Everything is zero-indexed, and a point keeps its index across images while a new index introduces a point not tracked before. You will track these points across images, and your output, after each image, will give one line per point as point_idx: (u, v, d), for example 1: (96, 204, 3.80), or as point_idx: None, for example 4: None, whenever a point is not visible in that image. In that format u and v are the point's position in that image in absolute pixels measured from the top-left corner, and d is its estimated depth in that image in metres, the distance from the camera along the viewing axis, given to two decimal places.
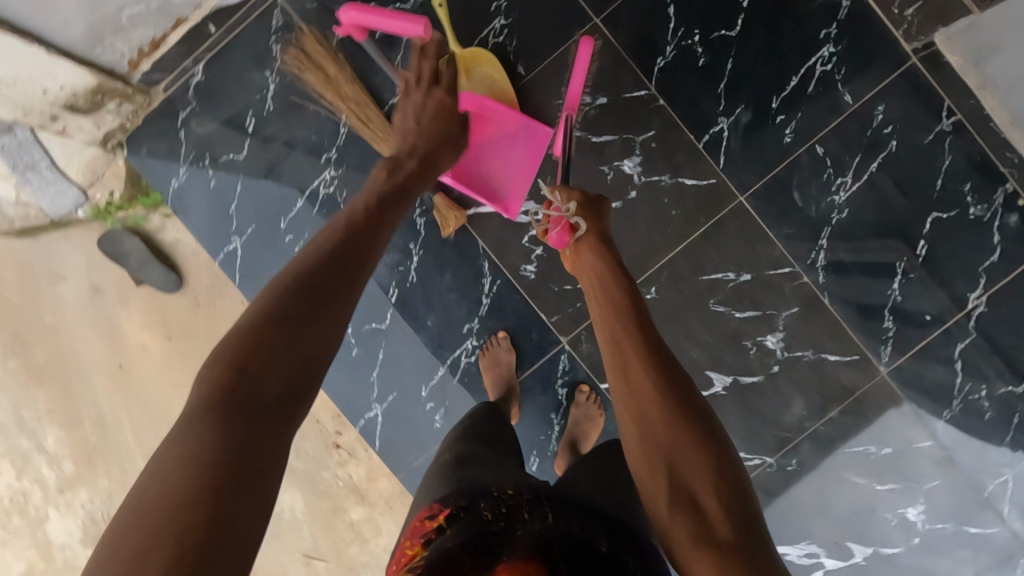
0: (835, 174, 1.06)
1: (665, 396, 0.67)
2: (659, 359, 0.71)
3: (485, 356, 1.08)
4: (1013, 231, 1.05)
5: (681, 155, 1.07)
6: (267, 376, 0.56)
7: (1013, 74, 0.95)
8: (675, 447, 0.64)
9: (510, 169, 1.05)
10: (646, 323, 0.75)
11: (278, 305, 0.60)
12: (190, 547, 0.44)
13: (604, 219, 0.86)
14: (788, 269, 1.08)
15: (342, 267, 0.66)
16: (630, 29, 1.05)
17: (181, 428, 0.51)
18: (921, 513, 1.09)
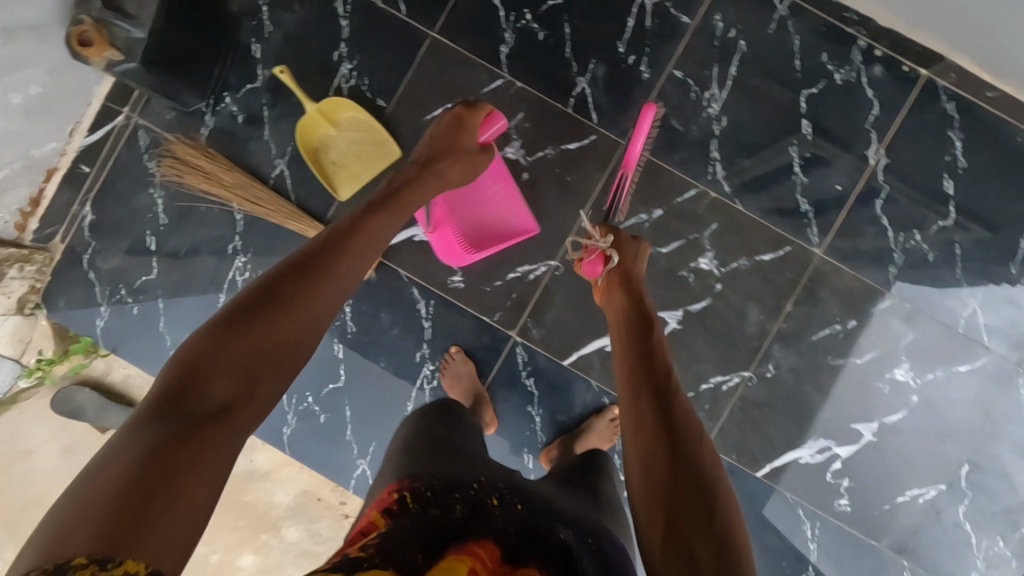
0: (702, 90, 1.09)
1: (678, 438, 0.74)
2: (676, 406, 0.77)
3: (445, 371, 1.09)
4: (882, 81, 1.08)
5: (556, 126, 1.10)
6: (221, 376, 0.63)
7: None
8: (678, 481, 0.70)
9: (498, 203, 1.08)
10: (669, 373, 0.82)
11: (231, 324, 0.66)
12: (128, 516, 0.49)
13: (638, 261, 0.97)
14: (694, 192, 1.10)
15: (309, 278, 0.72)
16: (467, 31, 1.10)
17: (133, 425, 0.56)
18: (909, 371, 1.09)
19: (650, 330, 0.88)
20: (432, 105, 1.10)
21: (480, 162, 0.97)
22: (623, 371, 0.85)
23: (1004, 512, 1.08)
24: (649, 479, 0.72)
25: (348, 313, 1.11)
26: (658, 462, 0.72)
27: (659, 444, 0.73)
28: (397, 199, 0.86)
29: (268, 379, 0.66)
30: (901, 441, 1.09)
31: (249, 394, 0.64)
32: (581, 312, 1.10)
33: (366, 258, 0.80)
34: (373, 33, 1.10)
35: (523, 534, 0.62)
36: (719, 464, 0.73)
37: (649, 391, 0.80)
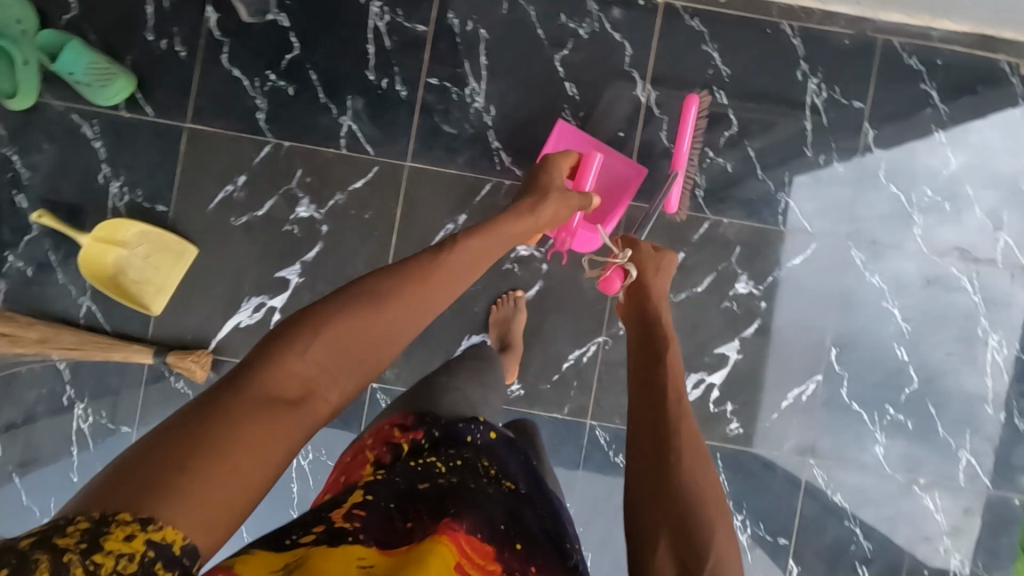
0: (462, 88, 1.10)
1: (689, 482, 0.64)
2: (691, 445, 0.67)
3: (494, 314, 1.10)
4: (624, 21, 1.10)
5: (337, 170, 1.09)
6: (304, 368, 0.61)
7: None
8: (679, 531, 0.60)
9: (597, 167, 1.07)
10: (683, 409, 0.71)
11: (342, 320, 0.64)
12: (178, 487, 0.48)
13: (659, 277, 0.91)
14: (489, 186, 1.10)
15: (420, 281, 0.70)
16: (219, 111, 1.09)
17: (216, 391, 0.57)
18: (750, 281, 1.10)
19: (663, 351, 0.78)
20: (211, 192, 1.09)
21: (574, 202, 0.89)
22: (637, 395, 0.75)
23: (885, 380, 1.10)
24: (652, 526, 0.61)
25: None
26: (665, 508, 0.62)
27: (668, 483, 0.64)
28: (497, 222, 0.81)
29: (353, 378, 0.64)
30: (767, 349, 1.10)
31: (329, 388, 0.62)
32: (424, 337, 1.11)
33: (476, 263, 0.77)
34: (130, 144, 1.09)
35: (507, 513, 0.62)
36: (728, 519, 0.63)
37: (664, 424, 0.69)
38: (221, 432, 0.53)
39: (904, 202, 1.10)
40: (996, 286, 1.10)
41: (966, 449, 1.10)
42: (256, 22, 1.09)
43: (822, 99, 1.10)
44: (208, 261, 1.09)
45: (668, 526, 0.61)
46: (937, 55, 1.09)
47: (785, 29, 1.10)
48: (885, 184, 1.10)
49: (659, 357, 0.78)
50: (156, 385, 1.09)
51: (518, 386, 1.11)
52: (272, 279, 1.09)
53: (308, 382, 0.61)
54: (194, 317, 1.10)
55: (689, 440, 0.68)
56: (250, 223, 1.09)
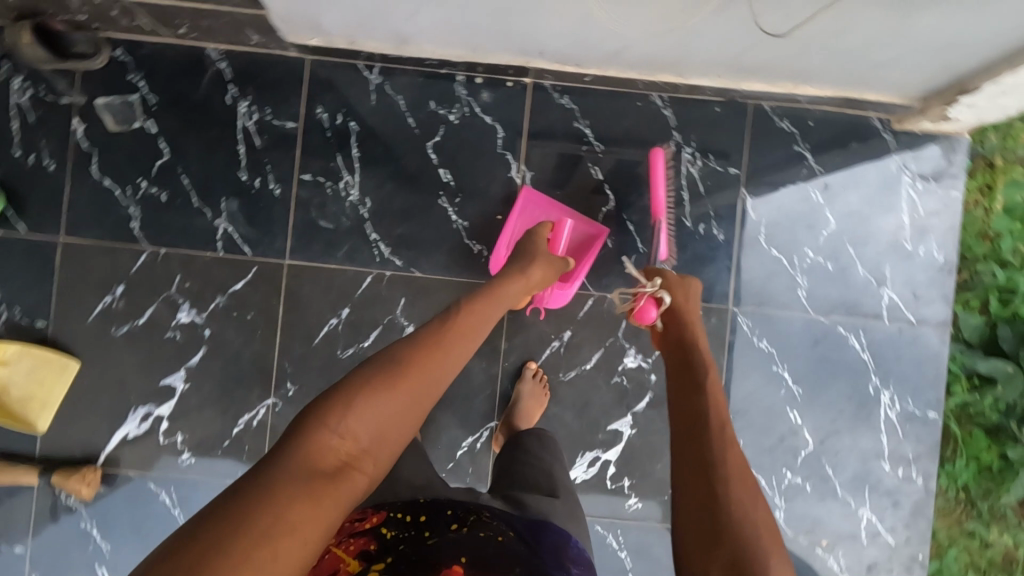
0: (336, 182, 1.09)
1: (743, 521, 0.57)
2: (739, 479, 0.61)
3: None
4: (494, 104, 1.10)
5: (216, 273, 1.08)
6: (343, 434, 0.57)
7: (349, 27, 0.98)
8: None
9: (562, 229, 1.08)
10: (728, 435, 0.65)
11: (378, 387, 0.60)
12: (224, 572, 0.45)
13: (691, 300, 0.89)
14: (370, 278, 1.09)
15: (446, 340, 0.68)
16: (92, 222, 1.08)
17: (257, 472, 0.53)
18: (639, 354, 1.10)
19: (699, 381, 0.72)
20: (89, 304, 1.08)
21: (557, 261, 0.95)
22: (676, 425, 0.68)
23: (780, 443, 1.10)
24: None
25: (98, 534, 1.08)
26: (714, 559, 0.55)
27: (716, 527, 0.57)
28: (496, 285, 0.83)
29: (389, 447, 0.60)
30: (661, 420, 1.09)
31: (368, 458, 0.58)
32: None
33: (485, 320, 0.76)
34: (5, 262, 1.08)
35: (507, 558, 0.65)
36: (788, 560, 0.56)
37: (706, 456, 0.62)
38: (265, 506, 0.50)
39: (787, 264, 1.11)
40: (886, 341, 1.10)
41: (866, 507, 1.10)
42: (123, 131, 1.08)
43: (698, 168, 1.11)
44: (92, 374, 1.08)
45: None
46: (807, 117, 1.10)
47: (655, 100, 1.10)
48: (768, 247, 1.10)
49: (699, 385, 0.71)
50: (47, 503, 1.07)
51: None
52: (157, 387, 1.08)
53: (348, 452, 0.57)
54: (82, 432, 1.08)
55: (736, 469, 0.62)
56: (131, 333, 1.08)
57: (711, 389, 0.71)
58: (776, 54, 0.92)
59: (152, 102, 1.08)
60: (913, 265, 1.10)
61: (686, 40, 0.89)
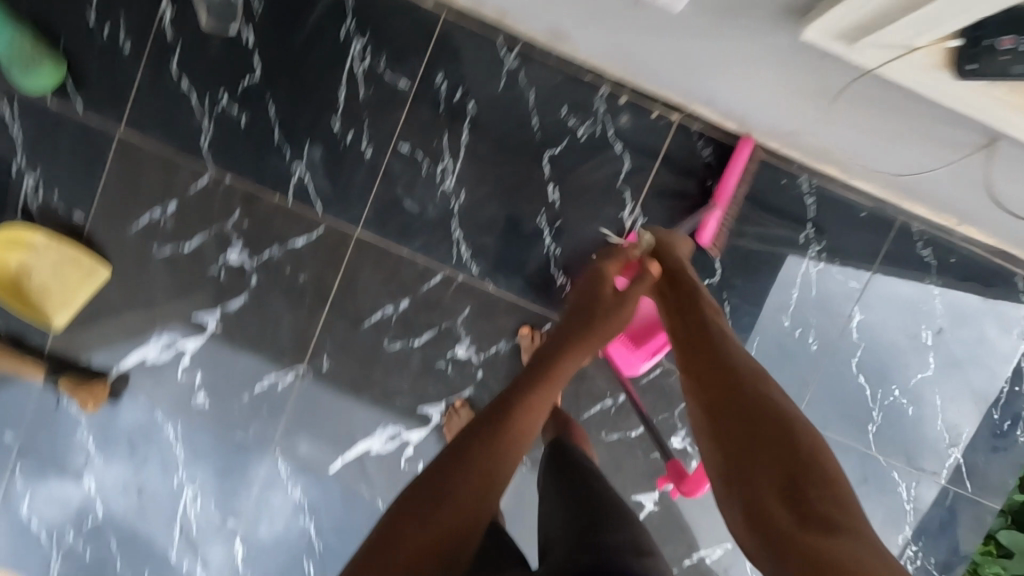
0: (433, 164, 0.97)
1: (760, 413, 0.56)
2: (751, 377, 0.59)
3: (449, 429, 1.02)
4: (630, 131, 0.97)
5: (278, 222, 0.99)
6: None
7: (507, 5, 0.86)
8: (764, 475, 0.52)
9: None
10: (729, 339, 0.65)
11: (402, 528, 0.53)
12: None
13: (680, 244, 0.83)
14: (440, 277, 1.00)
15: (484, 448, 0.60)
16: (158, 124, 0.96)
17: None
18: (687, 437, 1.04)
19: (696, 302, 0.71)
20: (135, 213, 0.98)
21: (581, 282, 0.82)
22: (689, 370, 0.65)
23: None
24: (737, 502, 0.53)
25: (93, 445, 1.04)
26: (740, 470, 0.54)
27: (741, 418, 0.57)
28: (540, 366, 0.70)
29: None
30: (686, 505, 1.06)
31: None
32: (339, 416, 1.04)
33: (534, 420, 0.66)
34: (53, 139, 0.97)
35: None
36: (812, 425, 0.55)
37: (717, 381, 0.60)
38: None
39: (868, 394, 1.04)
40: (937, 499, 1.05)
41: None
42: (215, 32, 0.94)
43: (817, 269, 1.01)
44: (121, 286, 1.00)
45: (749, 485, 0.53)
46: (951, 252, 1.01)
47: (801, 184, 0.98)
48: (856, 372, 1.03)
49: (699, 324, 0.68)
50: (49, 401, 1.03)
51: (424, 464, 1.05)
52: (187, 320, 1.01)
53: None
54: (97, 341, 1.01)
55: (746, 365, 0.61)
56: (173, 256, 0.99)
57: (701, 320, 0.68)
58: (946, 194, 0.82)
59: (256, 9, 0.94)
60: (991, 435, 1.04)
61: (865, 152, 0.79)
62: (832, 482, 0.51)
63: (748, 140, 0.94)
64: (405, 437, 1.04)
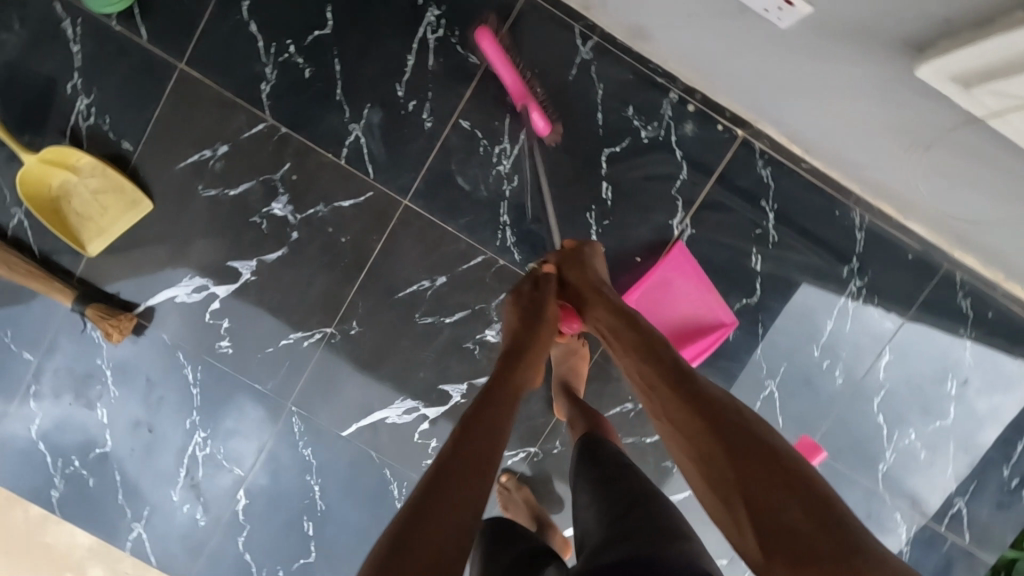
0: (491, 145, 0.97)
1: (740, 431, 0.60)
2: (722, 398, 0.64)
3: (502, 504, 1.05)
4: (693, 140, 0.96)
5: (327, 180, 0.98)
6: None
7: None
8: (749, 485, 0.56)
9: (693, 304, 0.98)
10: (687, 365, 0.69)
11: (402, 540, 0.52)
12: None
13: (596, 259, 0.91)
14: (481, 259, 0.99)
15: (476, 456, 0.62)
16: (220, 62, 0.95)
17: None
18: None
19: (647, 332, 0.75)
20: (184, 149, 0.97)
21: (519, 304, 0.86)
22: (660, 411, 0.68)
23: None
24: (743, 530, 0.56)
25: (111, 376, 1.03)
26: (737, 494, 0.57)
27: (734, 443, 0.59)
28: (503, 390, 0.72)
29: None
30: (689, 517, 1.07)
31: None
32: (359, 383, 1.03)
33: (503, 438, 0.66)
34: (112, 64, 0.95)
35: None
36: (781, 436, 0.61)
37: (696, 411, 0.63)
38: None
39: (885, 434, 1.04)
40: (937, 546, 1.06)
41: None
42: None
43: (855, 303, 1.01)
44: (161, 221, 0.99)
45: (745, 500, 0.56)
46: (987, 305, 1.01)
47: (854, 217, 0.98)
48: (877, 410, 1.04)
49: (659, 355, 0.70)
50: (73, 326, 1.02)
51: (437, 442, 1.06)
52: (222, 265, 1.00)
53: None
54: (128, 272, 1.01)
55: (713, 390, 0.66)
56: (217, 200, 0.98)
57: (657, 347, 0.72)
58: (1007, 241, 0.83)
59: None
60: (997, 491, 1.05)
61: (931, 193, 0.80)
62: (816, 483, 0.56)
63: (484, 29, 0.89)
64: (422, 411, 1.04)
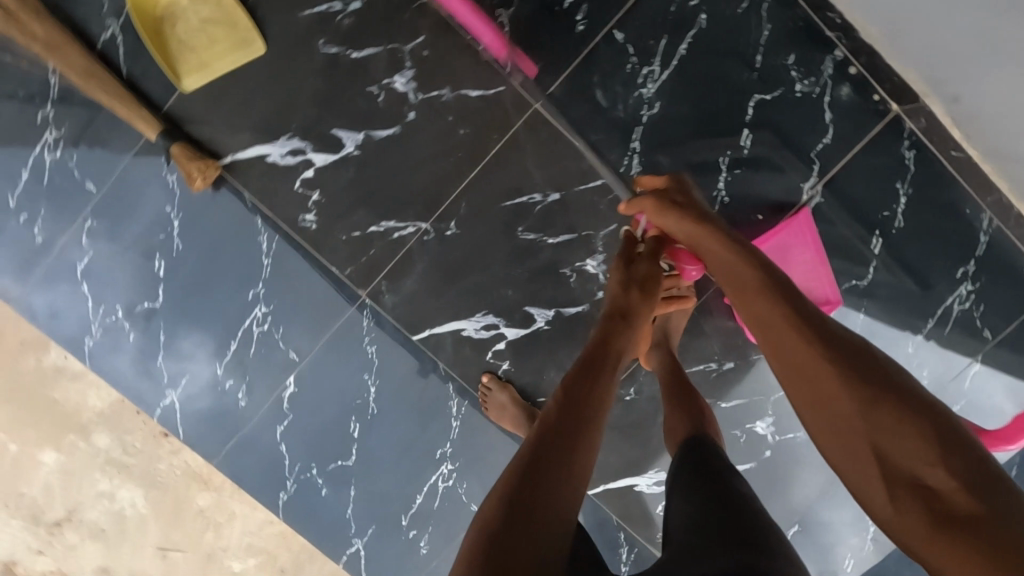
0: (641, 64, 0.91)
1: (922, 423, 0.54)
2: (893, 384, 0.57)
3: (488, 406, 1.00)
4: (845, 105, 0.92)
5: (459, 64, 0.91)
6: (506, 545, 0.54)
7: None
8: (906, 457, 0.54)
9: (805, 276, 0.96)
10: (811, 313, 0.64)
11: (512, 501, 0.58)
12: None
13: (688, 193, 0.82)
14: (601, 182, 0.94)
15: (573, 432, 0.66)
16: None
17: None
18: (771, 425, 1.03)
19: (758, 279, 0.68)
20: None
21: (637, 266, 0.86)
22: (807, 405, 0.60)
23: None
24: (934, 541, 0.49)
25: (177, 227, 0.95)
26: (941, 517, 0.50)
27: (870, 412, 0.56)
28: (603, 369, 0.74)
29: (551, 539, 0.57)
30: None
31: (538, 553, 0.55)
32: (443, 287, 0.97)
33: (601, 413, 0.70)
34: None
35: None
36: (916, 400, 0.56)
37: (823, 373, 0.59)
38: None
39: None
40: None
41: None
42: None
43: (959, 310, 0.98)
44: (269, 70, 0.91)
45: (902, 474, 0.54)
46: None
47: (983, 219, 0.94)
48: None
49: (795, 309, 0.64)
50: (148, 165, 0.94)
51: (508, 366, 1.00)
52: (325, 132, 0.92)
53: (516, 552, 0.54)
54: (221, 119, 0.92)
55: (843, 347, 0.60)
56: (336, 59, 0.90)
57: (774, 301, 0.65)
58: None
59: None
60: None
61: None
62: (970, 453, 0.52)
63: None
64: (501, 330, 0.99)
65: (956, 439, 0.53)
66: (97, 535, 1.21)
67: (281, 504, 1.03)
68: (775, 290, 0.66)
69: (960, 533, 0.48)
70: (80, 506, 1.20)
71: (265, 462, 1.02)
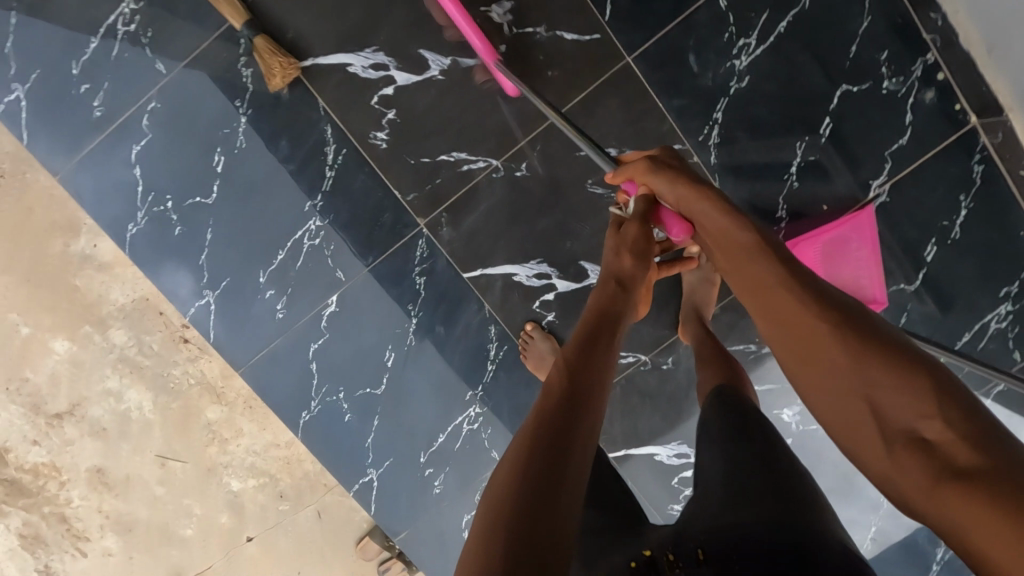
0: (738, 35, 0.91)
1: (920, 374, 0.48)
2: (885, 338, 0.52)
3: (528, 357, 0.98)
4: (928, 110, 0.92)
5: (559, 5, 0.90)
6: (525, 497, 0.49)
7: None
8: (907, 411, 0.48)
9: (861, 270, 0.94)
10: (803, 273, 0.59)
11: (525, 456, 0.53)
12: None
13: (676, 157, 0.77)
14: (678, 147, 0.94)
15: (585, 388, 0.61)
16: None
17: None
18: (797, 414, 1.05)
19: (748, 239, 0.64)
20: None
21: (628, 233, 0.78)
22: (796, 361, 0.56)
23: None
24: (944, 498, 0.43)
25: (243, 125, 0.93)
26: (942, 472, 0.44)
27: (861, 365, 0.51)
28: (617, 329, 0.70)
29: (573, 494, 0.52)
30: None
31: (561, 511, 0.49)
32: (502, 228, 0.97)
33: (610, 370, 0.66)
34: None
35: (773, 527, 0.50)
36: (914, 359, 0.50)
37: (811, 331, 0.55)
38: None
39: None
40: None
41: None
42: None
43: (996, 327, 0.96)
44: None
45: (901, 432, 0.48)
46: None
47: None
48: None
49: (788, 267, 0.60)
50: (224, 55, 0.91)
51: (553, 317, 1.00)
52: (411, 51, 0.91)
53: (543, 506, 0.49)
54: (309, 20, 0.90)
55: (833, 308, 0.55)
56: None
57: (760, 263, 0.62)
58: None
59: None
60: None
61: None
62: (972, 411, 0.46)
63: None
64: (552, 281, 0.98)
65: (955, 392, 0.47)
66: (98, 433, 1.18)
67: (302, 423, 1.01)
68: (768, 250, 0.62)
69: (964, 477, 0.42)
70: (85, 400, 1.16)
71: (293, 377, 1.00)
